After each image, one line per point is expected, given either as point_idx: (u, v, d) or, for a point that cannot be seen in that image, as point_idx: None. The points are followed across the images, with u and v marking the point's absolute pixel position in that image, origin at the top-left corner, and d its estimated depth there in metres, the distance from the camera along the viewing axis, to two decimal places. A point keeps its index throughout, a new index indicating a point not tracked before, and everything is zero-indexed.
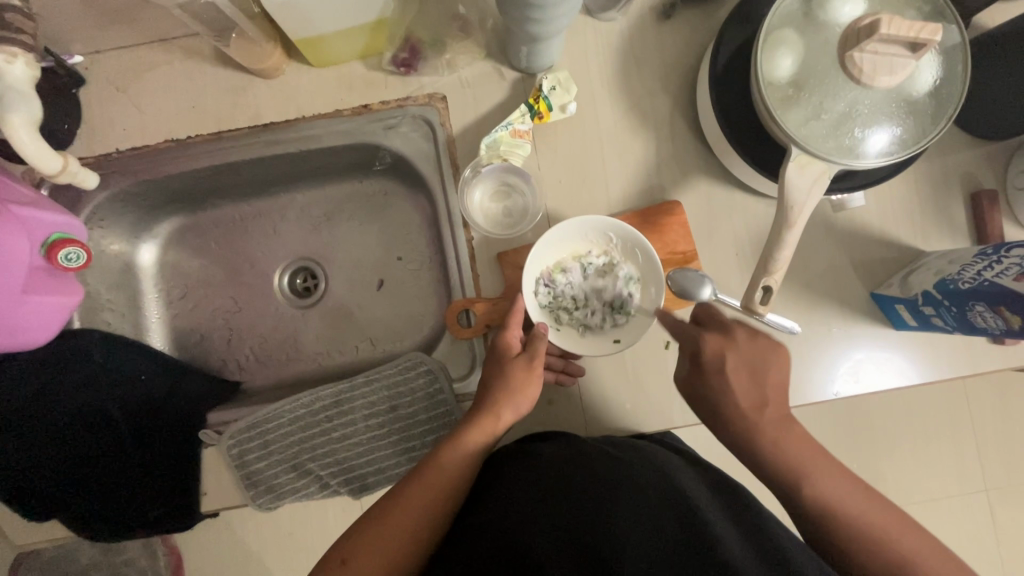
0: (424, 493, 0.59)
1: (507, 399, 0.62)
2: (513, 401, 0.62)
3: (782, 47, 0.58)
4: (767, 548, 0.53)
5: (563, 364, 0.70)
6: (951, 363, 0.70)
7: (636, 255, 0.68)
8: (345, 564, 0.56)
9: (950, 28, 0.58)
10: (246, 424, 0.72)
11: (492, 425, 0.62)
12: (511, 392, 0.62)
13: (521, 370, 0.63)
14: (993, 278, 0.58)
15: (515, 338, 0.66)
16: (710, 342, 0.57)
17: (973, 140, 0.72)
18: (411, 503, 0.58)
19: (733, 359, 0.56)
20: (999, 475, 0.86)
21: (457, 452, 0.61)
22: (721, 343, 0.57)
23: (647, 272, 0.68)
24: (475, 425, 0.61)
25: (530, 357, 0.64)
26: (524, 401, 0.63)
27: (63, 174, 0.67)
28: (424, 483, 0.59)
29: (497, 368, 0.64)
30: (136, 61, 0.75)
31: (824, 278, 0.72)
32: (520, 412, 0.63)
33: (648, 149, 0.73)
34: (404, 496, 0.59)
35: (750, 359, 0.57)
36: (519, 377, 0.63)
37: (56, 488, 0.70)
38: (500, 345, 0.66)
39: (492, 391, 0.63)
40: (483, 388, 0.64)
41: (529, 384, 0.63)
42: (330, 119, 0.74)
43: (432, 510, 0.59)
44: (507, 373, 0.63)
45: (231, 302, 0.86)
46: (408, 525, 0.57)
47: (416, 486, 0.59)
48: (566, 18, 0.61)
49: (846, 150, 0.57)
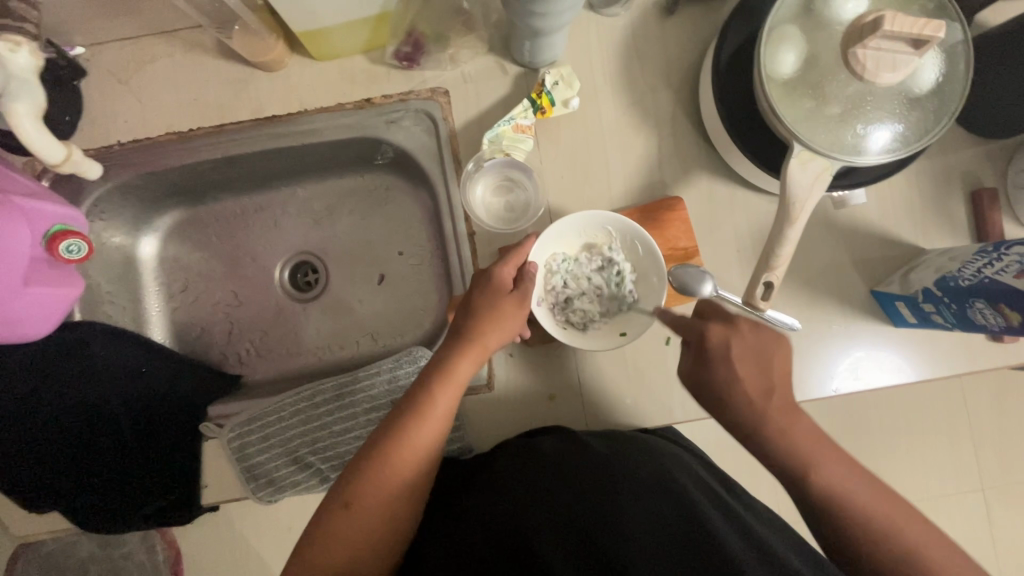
0: (423, 434, 0.59)
1: (497, 328, 0.62)
2: (501, 331, 0.62)
3: (785, 43, 0.59)
4: (765, 541, 0.53)
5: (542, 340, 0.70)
6: (951, 361, 0.71)
7: (635, 251, 0.69)
8: (349, 506, 0.56)
9: (953, 26, 0.58)
10: (247, 417, 0.73)
11: (481, 352, 0.62)
12: (498, 322, 0.62)
13: (513, 305, 0.63)
14: (993, 276, 0.58)
15: (508, 275, 0.64)
16: (712, 330, 0.56)
17: (974, 138, 0.72)
18: (410, 444, 0.58)
19: (738, 348, 0.56)
20: (995, 473, 0.86)
21: (451, 385, 0.61)
22: (724, 333, 0.56)
23: (646, 261, 0.68)
24: (467, 355, 0.61)
25: (522, 297, 0.63)
26: (510, 329, 0.63)
27: (65, 164, 0.66)
28: (421, 421, 0.59)
29: (485, 299, 0.62)
30: (137, 54, 0.75)
31: (825, 275, 0.72)
32: (505, 339, 0.63)
33: (650, 145, 0.73)
34: (402, 435, 0.58)
35: (757, 348, 0.56)
36: (507, 311, 0.62)
37: (56, 479, 0.70)
38: (490, 278, 0.63)
39: (480, 321, 0.62)
40: (467, 313, 0.62)
41: (517, 316, 0.63)
42: (332, 112, 0.74)
43: (427, 447, 0.59)
44: (496, 306, 0.62)
45: (232, 296, 0.86)
46: (408, 467, 0.58)
47: (412, 424, 0.59)
48: (568, 14, 0.61)
49: (847, 146, 0.58)
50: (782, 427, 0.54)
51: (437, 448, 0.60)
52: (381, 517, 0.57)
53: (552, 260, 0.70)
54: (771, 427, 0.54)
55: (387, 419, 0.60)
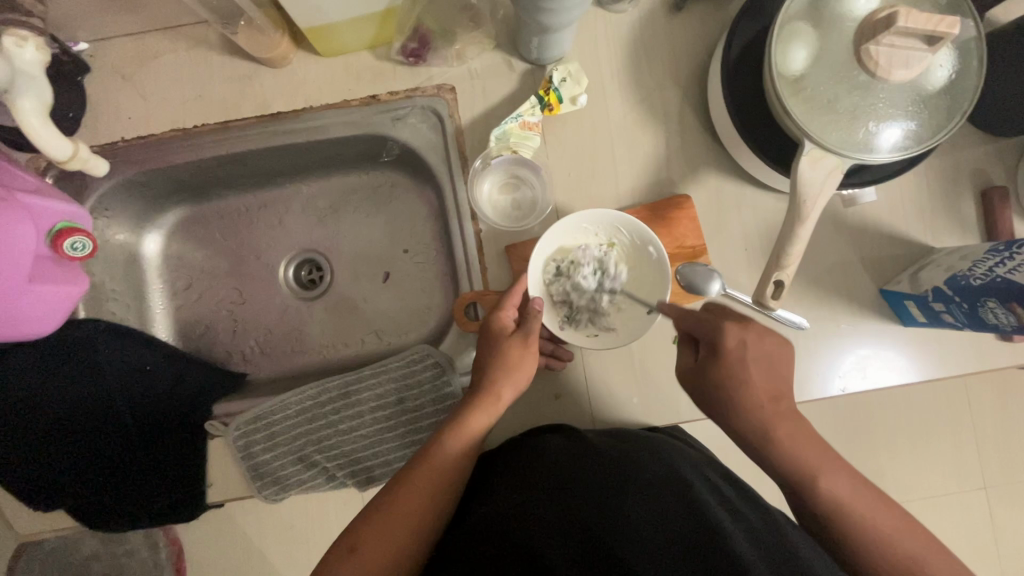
0: (430, 479, 0.59)
1: (509, 377, 0.62)
2: (515, 377, 0.62)
3: (796, 40, 0.58)
4: (774, 544, 0.52)
5: (553, 348, 0.70)
6: (959, 360, 0.70)
7: (619, 235, 0.68)
8: (354, 552, 0.55)
9: (966, 22, 0.57)
10: (252, 416, 0.72)
11: (496, 404, 0.62)
12: (511, 369, 0.62)
13: (517, 347, 0.63)
14: (1005, 274, 0.57)
15: (509, 318, 0.65)
16: (730, 331, 0.55)
17: (984, 136, 0.72)
18: (416, 488, 0.58)
19: (753, 350, 0.55)
20: (1000, 473, 0.86)
21: (463, 435, 0.60)
22: (741, 334, 0.55)
23: (635, 242, 0.68)
24: (480, 406, 0.61)
25: (525, 335, 0.63)
26: (524, 377, 0.63)
27: (72, 161, 0.66)
28: (428, 468, 0.59)
29: (491, 347, 0.63)
30: (141, 49, 0.74)
31: (833, 274, 0.72)
32: (520, 389, 0.63)
33: (658, 142, 0.73)
34: (409, 481, 0.58)
35: (767, 354, 0.55)
36: (514, 356, 0.63)
37: (62, 476, 0.70)
38: (494, 324, 0.64)
39: (491, 371, 0.62)
40: (480, 365, 0.64)
41: (526, 359, 0.63)
42: (338, 109, 0.74)
43: (434, 494, 0.59)
44: (502, 349, 0.63)
45: (236, 293, 0.86)
46: (414, 512, 0.57)
47: (418, 472, 0.59)
48: (577, 10, 0.60)
49: (859, 144, 0.57)
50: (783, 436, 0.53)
51: (449, 502, 0.59)
52: (387, 569, 0.55)
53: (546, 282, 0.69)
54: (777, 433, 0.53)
55: (400, 469, 0.60)
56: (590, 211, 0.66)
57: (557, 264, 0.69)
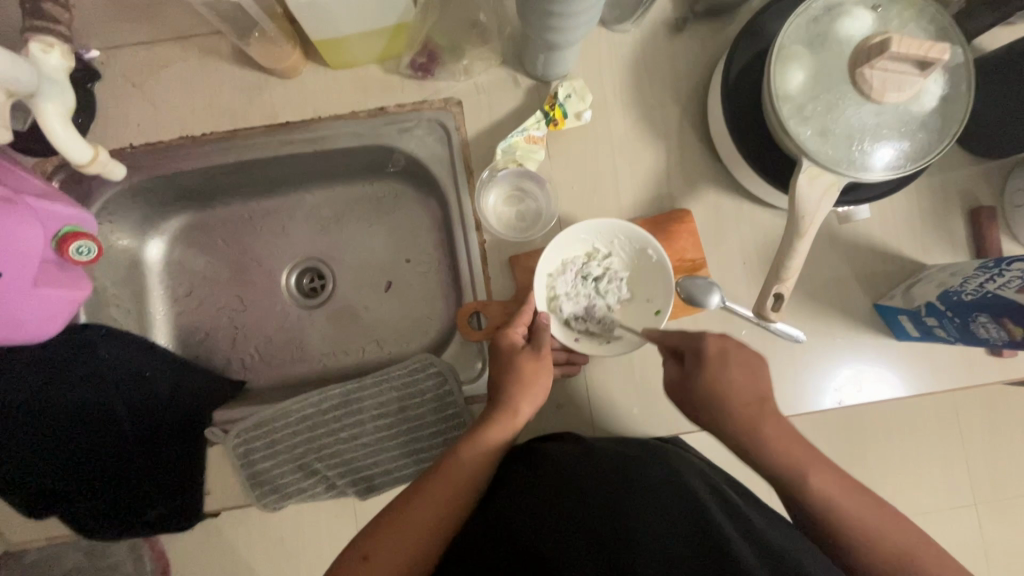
0: (443, 492, 0.59)
1: (524, 394, 0.63)
2: (530, 395, 0.63)
3: (794, 62, 0.60)
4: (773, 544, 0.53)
5: (566, 355, 0.70)
6: (951, 375, 0.72)
7: (617, 242, 0.70)
8: (366, 560, 0.55)
9: (954, 50, 0.60)
10: (253, 423, 0.72)
11: (510, 420, 0.62)
12: (524, 385, 0.63)
13: (529, 360, 0.64)
14: (996, 290, 0.59)
15: (519, 335, 0.66)
16: (710, 337, 0.60)
17: (972, 158, 0.74)
18: (427, 501, 0.58)
19: (732, 355, 0.60)
20: (987, 489, 0.88)
21: (475, 449, 0.61)
22: (720, 339, 0.60)
23: (633, 247, 0.69)
24: (498, 421, 0.62)
25: (537, 347, 0.64)
26: (538, 393, 0.64)
27: (93, 165, 0.66)
28: (440, 481, 0.59)
29: (502, 366, 0.65)
30: (152, 57, 0.75)
31: (829, 291, 0.74)
32: (535, 406, 0.64)
33: (658, 158, 0.74)
34: (420, 494, 0.59)
35: (747, 358, 0.60)
36: (522, 369, 0.64)
37: (54, 484, 0.68)
38: (502, 342, 0.65)
39: (505, 385, 0.63)
40: (494, 383, 0.65)
41: (540, 376, 0.64)
42: (346, 120, 0.75)
43: (444, 509, 0.59)
44: (512, 365, 0.64)
45: (238, 301, 0.86)
46: (427, 524, 0.58)
47: (432, 485, 0.59)
48: (584, 28, 0.62)
49: (855, 163, 0.59)
50: (768, 437, 0.57)
51: (456, 517, 0.59)
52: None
53: (552, 293, 0.70)
54: (764, 431, 0.57)
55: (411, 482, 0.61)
56: (585, 224, 0.68)
57: (552, 276, 0.70)
